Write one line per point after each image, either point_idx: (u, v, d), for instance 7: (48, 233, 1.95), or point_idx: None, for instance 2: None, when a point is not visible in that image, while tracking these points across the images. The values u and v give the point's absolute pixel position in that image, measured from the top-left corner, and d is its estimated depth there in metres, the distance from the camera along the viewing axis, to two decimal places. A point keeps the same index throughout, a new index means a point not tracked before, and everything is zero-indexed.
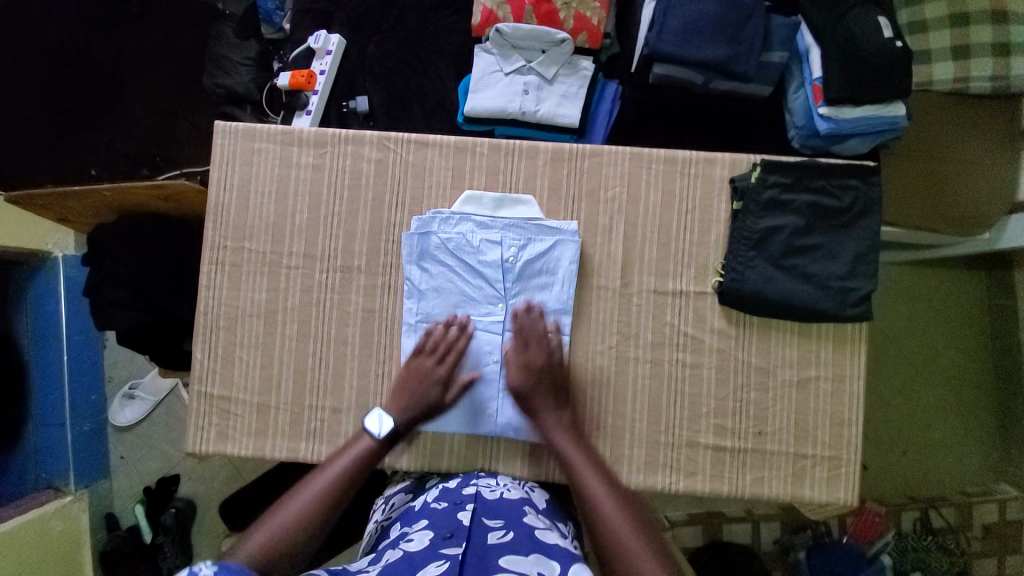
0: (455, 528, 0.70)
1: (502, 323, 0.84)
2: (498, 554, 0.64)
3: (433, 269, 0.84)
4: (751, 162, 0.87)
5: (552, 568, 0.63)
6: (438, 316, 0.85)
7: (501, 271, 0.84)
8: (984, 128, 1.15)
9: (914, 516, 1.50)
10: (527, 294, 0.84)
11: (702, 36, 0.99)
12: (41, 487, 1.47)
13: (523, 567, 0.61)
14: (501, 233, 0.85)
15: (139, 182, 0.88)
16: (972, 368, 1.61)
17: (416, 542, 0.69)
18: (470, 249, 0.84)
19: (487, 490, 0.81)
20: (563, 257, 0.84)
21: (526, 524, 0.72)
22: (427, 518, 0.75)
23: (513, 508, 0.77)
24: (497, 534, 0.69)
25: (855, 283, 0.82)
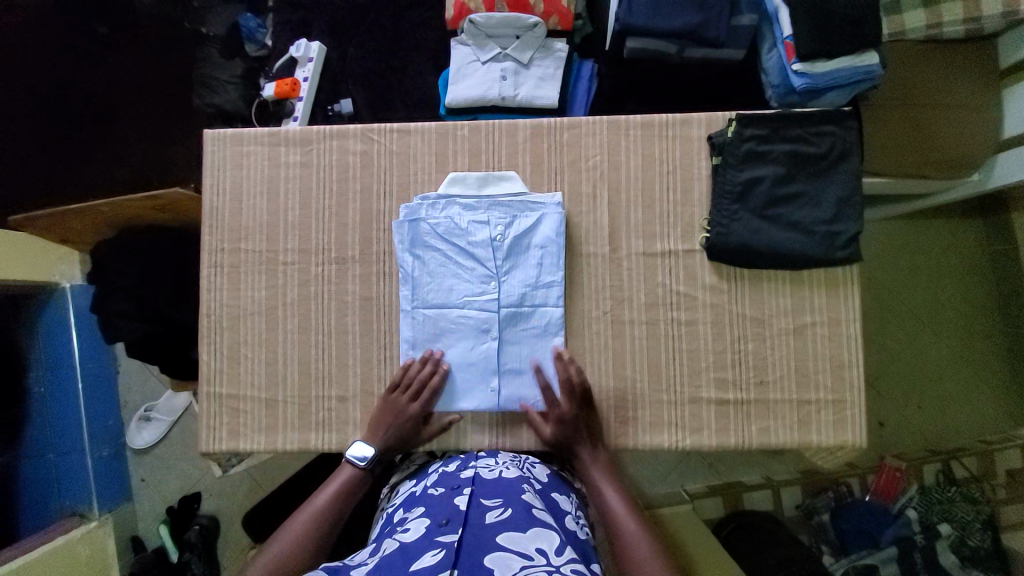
0: (452, 514, 0.71)
1: (497, 301, 0.84)
2: (495, 534, 0.66)
3: (425, 255, 0.85)
4: (726, 119, 0.88)
5: (551, 541, 0.65)
6: (432, 300, 0.85)
7: (489, 248, 0.84)
8: (961, 70, 1.11)
9: (936, 468, 1.43)
10: (519, 268, 0.85)
11: (669, 6, 1.01)
12: (65, 514, 1.45)
13: (521, 547, 0.64)
14: (485, 213, 0.86)
15: (135, 195, 0.93)
16: (978, 316, 1.53)
17: (414, 531, 0.70)
18: (458, 232, 0.85)
19: (486, 470, 0.81)
20: (547, 230, 0.85)
21: (524, 500, 0.73)
22: (425, 505, 0.76)
23: (511, 484, 0.77)
24: (495, 512, 0.71)
25: (842, 225, 0.82)
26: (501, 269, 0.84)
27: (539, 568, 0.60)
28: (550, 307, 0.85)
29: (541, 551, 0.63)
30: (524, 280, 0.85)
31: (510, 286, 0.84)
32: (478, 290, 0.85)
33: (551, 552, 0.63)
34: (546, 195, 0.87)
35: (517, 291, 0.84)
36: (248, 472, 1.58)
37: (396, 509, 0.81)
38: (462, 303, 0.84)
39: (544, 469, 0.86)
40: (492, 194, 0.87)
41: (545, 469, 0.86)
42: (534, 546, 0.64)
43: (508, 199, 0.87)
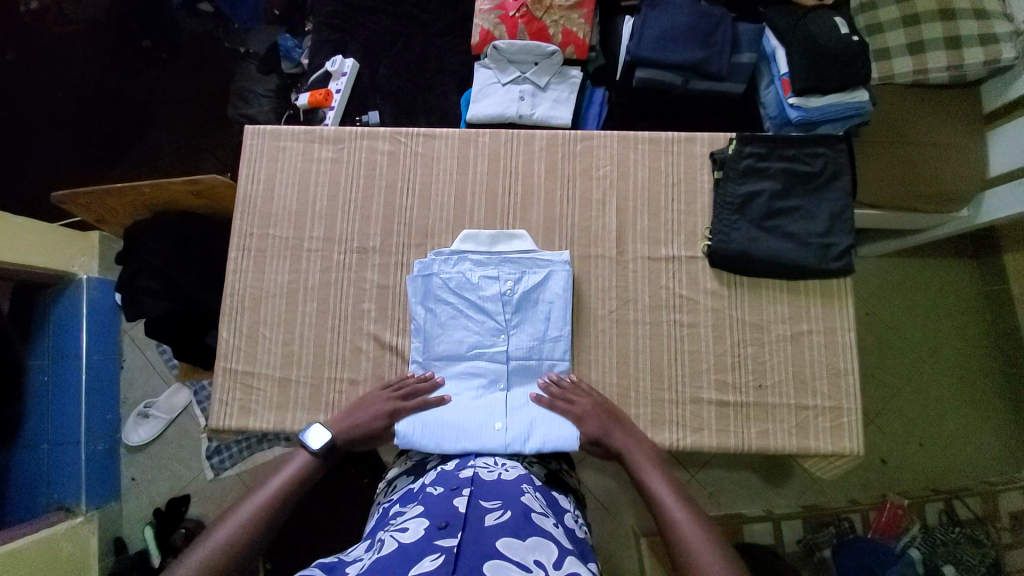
0: (451, 517, 0.67)
1: (506, 353, 0.87)
2: (496, 539, 0.63)
3: (437, 309, 0.88)
4: (728, 139, 0.95)
5: (550, 553, 0.63)
6: (442, 352, 0.87)
7: (501, 298, 0.88)
8: (945, 115, 1.20)
9: (938, 507, 1.38)
10: (526, 322, 0.88)
11: (677, 41, 1.11)
12: (52, 508, 1.38)
13: (522, 557, 0.61)
14: (501, 265, 0.90)
15: (176, 179, 1.01)
16: (976, 356, 1.53)
17: (410, 532, 0.66)
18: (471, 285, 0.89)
19: (484, 470, 0.77)
20: (555, 287, 0.89)
21: (524, 505, 0.71)
22: (422, 505, 0.73)
23: (511, 487, 0.74)
24: (495, 516, 0.67)
25: (835, 239, 0.88)
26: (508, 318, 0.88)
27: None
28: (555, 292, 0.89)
29: (540, 564, 0.60)
30: (532, 333, 0.88)
31: (518, 339, 0.87)
32: (488, 343, 0.87)
33: (550, 566, 0.61)
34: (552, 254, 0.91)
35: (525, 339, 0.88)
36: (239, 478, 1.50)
37: (391, 507, 0.77)
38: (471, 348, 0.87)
39: (542, 470, 0.83)
40: (501, 249, 0.91)
41: (543, 469, 0.85)
42: (534, 558, 0.61)
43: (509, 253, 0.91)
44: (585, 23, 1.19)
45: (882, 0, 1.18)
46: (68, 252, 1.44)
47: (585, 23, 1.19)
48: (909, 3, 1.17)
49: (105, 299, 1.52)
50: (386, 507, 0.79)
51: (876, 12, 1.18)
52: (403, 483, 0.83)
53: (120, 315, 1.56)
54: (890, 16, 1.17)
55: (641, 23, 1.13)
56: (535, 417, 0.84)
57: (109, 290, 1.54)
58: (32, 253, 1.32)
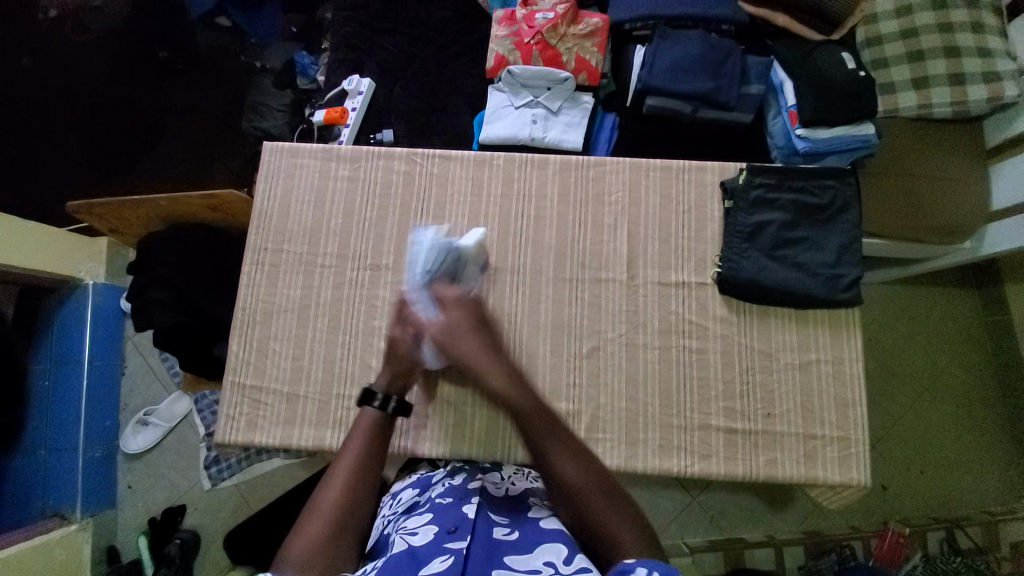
0: (461, 522, 0.68)
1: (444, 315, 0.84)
2: (504, 552, 0.65)
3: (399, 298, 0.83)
4: (738, 168, 0.97)
5: (559, 553, 0.64)
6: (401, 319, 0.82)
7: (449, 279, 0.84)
8: (947, 148, 1.22)
9: (939, 536, 1.36)
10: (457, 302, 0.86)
11: (688, 71, 1.13)
12: (47, 515, 1.37)
13: (530, 564, 0.63)
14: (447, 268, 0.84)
15: (194, 192, 1.03)
16: (978, 385, 1.53)
17: (421, 535, 0.67)
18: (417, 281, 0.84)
19: (493, 485, 0.81)
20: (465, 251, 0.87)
21: (531, 516, 0.72)
22: (429, 512, 0.72)
23: (518, 502, 0.77)
24: (503, 531, 0.69)
25: (843, 270, 0.89)
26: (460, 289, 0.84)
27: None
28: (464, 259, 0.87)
29: (550, 564, 0.62)
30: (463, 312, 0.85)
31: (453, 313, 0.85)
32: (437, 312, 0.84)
33: (560, 564, 0.62)
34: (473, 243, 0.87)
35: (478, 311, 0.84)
36: (235, 490, 1.47)
37: (398, 517, 0.76)
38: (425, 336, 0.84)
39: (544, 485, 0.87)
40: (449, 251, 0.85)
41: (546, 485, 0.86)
42: (543, 559, 0.63)
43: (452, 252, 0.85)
44: (598, 50, 1.22)
45: (886, 36, 1.22)
46: (75, 258, 1.45)
47: (598, 51, 1.22)
48: (913, 40, 1.20)
49: (110, 306, 1.52)
50: (393, 519, 0.76)
51: (883, 48, 1.22)
52: (408, 497, 0.82)
53: (125, 322, 1.56)
54: (895, 52, 1.21)
55: (653, 53, 1.16)
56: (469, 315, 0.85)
57: (114, 295, 1.54)
58: (40, 257, 1.33)
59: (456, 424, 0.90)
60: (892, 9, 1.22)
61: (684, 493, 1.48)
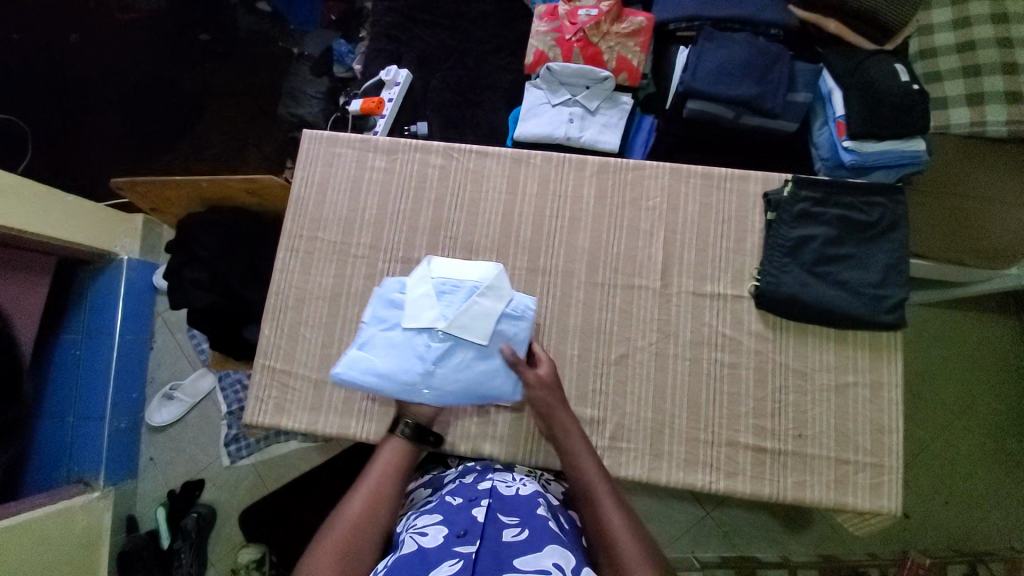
0: (470, 525, 0.68)
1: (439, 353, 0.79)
2: (513, 554, 0.63)
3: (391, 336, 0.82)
4: (783, 179, 0.94)
5: (568, 560, 0.62)
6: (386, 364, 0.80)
7: (437, 303, 0.80)
8: (1002, 169, 1.16)
9: (963, 570, 1.31)
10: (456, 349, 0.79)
11: (733, 76, 1.10)
12: (71, 481, 1.39)
13: (538, 564, 0.60)
14: (437, 294, 0.82)
15: (233, 175, 1.04)
16: (1013, 417, 1.47)
17: (430, 538, 0.66)
18: (407, 317, 0.81)
19: (504, 485, 0.78)
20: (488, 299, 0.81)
21: (541, 518, 0.70)
22: (439, 512, 0.72)
23: (528, 501, 0.73)
24: (512, 531, 0.67)
25: (888, 291, 0.86)
26: (450, 315, 0.79)
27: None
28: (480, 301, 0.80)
29: (558, 567, 0.60)
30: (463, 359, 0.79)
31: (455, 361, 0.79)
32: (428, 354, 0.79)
33: (568, 571, 0.61)
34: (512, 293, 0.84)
35: (487, 333, 0.79)
36: (253, 469, 1.50)
37: (408, 516, 0.77)
38: (426, 379, 0.78)
39: (558, 488, 0.88)
40: (441, 276, 0.83)
41: (559, 488, 0.88)
42: (552, 561, 0.61)
43: (441, 278, 0.83)
44: (641, 50, 1.19)
45: (943, 49, 1.17)
46: (111, 232, 1.47)
47: (640, 51, 1.19)
48: (971, 53, 1.14)
49: (142, 282, 1.56)
50: (402, 517, 0.78)
51: (936, 61, 1.17)
52: (421, 495, 0.83)
53: (156, 298, 1.61)
54: (950, 65, 1.15)
55: (697, 54, 1.12)
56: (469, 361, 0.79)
57: (147, 271, 1.58)
58: (76, 231, 1.35)
59: (478, 421, 0.89)
60: (949, 21, 1.17)
61: (698, 507, 1.46)
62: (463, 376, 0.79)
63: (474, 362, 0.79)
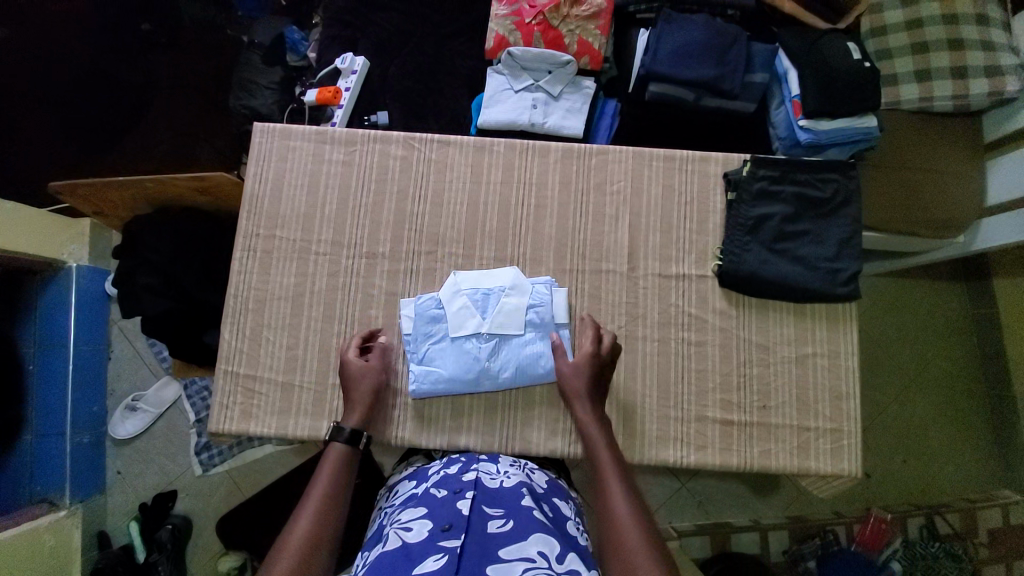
0: (455, 518, 0.66)
1: (489, 351, 0.87)
2: (498, 545, 0.62)
3: (438, 344, 0.88)
4: (742, 159, 0.96)
5: (552, 546, 0.62)
6: (443, 369, 0.87)
7: (477, 311, 0.88)
8: (947, 142, 1.21)
9: (919, 522, 1.40)
10: (504, 344, 0.88)
11: (692, 59, 1.10)
12: (34, 501, 1.34)
13: (523, 554, 0.60)
14: (475, 304, 0.89)
15: (183, 175, 1.00)
16: (961, 377, 1.56)
17: (415, 532, 0.65)
18: (453, 328, 0.88)
19: (487, 477, 0.78)
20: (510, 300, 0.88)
21: (525, 508, 0.69)
22: (423, 507, 0.71)
23: (513, 493, 0.73)
24: (497, 523, 0.66)
25: (843, 264, 0.89)
26: (489, 316, 0.88)
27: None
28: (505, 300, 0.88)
29: (543, 555, 0.60)
30: (511, 353, 0.87)
31: (504, 356, 0.87)
32: (480, 354, 0.87)
33: (552, 558, 0.60)
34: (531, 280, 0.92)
35: (524, 326, 0.88)
36: (228, 475, 1.46)
37: (391, 511, 0.76)
38: (485, 373, 0.87)
39: (542, 476, 0.84)
40: (472, 287, 0.90)
41: (544, 475, 0.85)
42: (536, 549, 0.61)
43: (472, 289, 0.90)
44: (601, 33, 1.19)
45: (891, 26, 1.20)
46: (57, 241, 1.40)
47: (601, 34, 1.18)
48: (917, 31, 1.18)
49: (95, 289, 1.48)
50: (386, 511, 0.77)
51: (886, 38, 1.20)
52: (405, 487, 0.82)
53: (111, 305, 1.51)
54: (899, 42, 1.19)
55: (656, 37, 1.13)
56: (519, 353, 0.87)
57: (99, 278, 1.48)
58: (19, 237, 1.28)
59: (453, 410, 0.89)
60: None
61: (673, 480, 1.50)
62: (516, 364, 0.87)
63: (526, 346, 0.88)
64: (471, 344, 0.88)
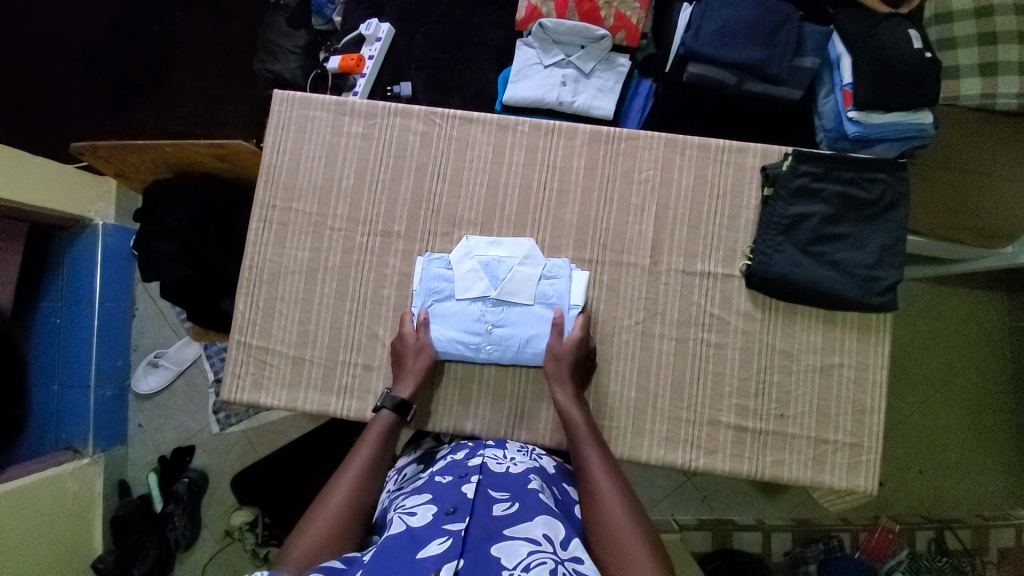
0: (459, 502, 0.64)
1: (495, 316, 0.86)
2: (503, 525, 0.60)
3: (446, 305, 0.87)
4: (782, 153, 0.89)
5: (557, 531, 0.60)
6: (444, 331, 0.86)
7: (486, 276, 0.86)
8: (1009, 143, 1.10)
9: (929, 535, 1.36)
10: (512, 313, 0.86)
11: (737, 38, 1.02)
12: (60, 447, 1.41)
13: (527, 534, 0.59)
14: (483, 268, 0.87)
15: (201, 141, 1.00)
16: (992, 392, 1.49)
17: (420, 517, 0.63)
18: (459, 289, 0.87)
19: (494, 462, 0.74)
20: (518, 270, 0.86)
21: (532, 492, 0.67)
22: (428, 492, 0.69)
23: (518, 478, 0.70)
24: (502, 506, 0.64)
25: (881, 272, 0.83)
26: (499, 285, 0.86)
27: (545, 557, 0.55)
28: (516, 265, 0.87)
29: (548, 538, 0.58)
30: (519, 321, 0.86)
31: (510, 324, 0.86)
32: (485, 318, 0.86)
33: (557, 544, 0.58)
34: (546, 259, 0.89)
35: (534, 295, 0.86)
36: (243, 435, 1.50)
37: (397, 495, 0.74)
38: (487, 338, 0.86)
39: (551, 462, 0.81)
40: (483, 253, 0.88)
41: (553, 460, 0.82)
42: (542, 531, 0.59)
43: (484, 257, 0.88)
44: (641, 7, 1.10)
45: (957, 14, 1.09)
46: (86, 196, 1.40)
47: (640, 7, 1.10)
48: (990, 18, 1.07)
49: (121, 247, 1.49)
50: (392, 496, 0.76)
51: (951, 26, 1.09)
52: (413, 472, 0.81)
53: (134, 264, 1.53)
54: (964, 33, 1.08)
55: (701, 13, 1.03)
56: (528, 321, 0.86)
57: (124, 237, 1.50)
58: (51, 195, 1.29)
59: (461, 385, 0.88)
60: None
61: (678, 474, 1.47)
62: (522, 332, 0.85)
63: (533, 323, 0.86)
64: (479, 306, 0.86)
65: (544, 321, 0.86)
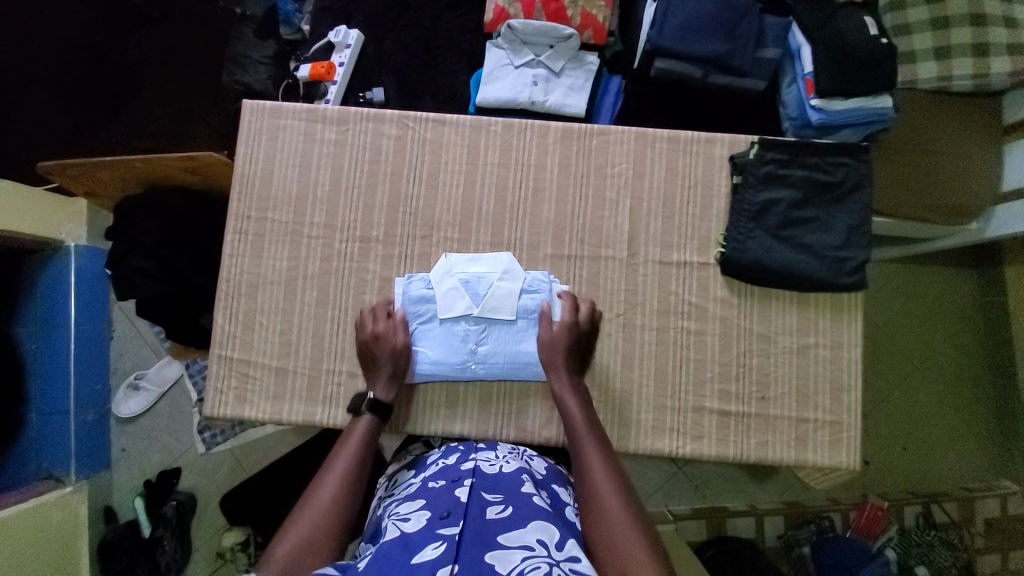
0: (452, 507, 0.64)
1: (478, 333, 0.86)
2: (497, 530, 0.60)
3: (429, 328, 0.87)
4: (749, 142, 0.92)
5: (552, 534, 0.59)
6: (430, 353, 0.86)
7: (467, 294, 0.86)
8: (965, 123, 1.15)
9: (916, 509, 1.40)
10: (495, 328, 0.86)
11: (700, 33, 1.04)
12: (41, 477, 1.36)
13: (522, 540, 0.58)
14: (465, 287, 0.87)
15: (172, 155, 0.99)
16: (967, 365, 1.53)
17: (413, 522, 0.63)
18: (441, 310, 0.86)
19: (486, 464, 0.75)
20: (501, 285, 0.87)
21: (526, 494, 0.67)
22: (421, 498, 0.68)
23: (512, 479, 0.71)
24: (496, 508, 0.63)
25: (849, 253, 0.86)
26: (480, 302, 0.86)
27: (540, 562, 0.55)
28: (499, 281, 0.87)
29: (542, 543, 0.58)
30: (502, 336, 0.86)
31: (493, 340, 0.86)
32: (469, 337, 0.86)
33: (552, 546, 0.57)
34: (525, 273, 0.89)
35: (516, 309, 0.86)
36: (230, 454, 1.47)
37: (390, 501, 0.73)
38: (473, 357, 0.86)
39: (541, 462, 0.81)
40: (463, 270, 0.88)
41: (544, 461, 0.82)
42: (536, 536, 0.58)
43: (465, 274, 0.88)
44: (606, 6, 1.13)
45: (912, 0, 1.13)
46: (55, 218, 1.38)
47: (605, 6, 1.13)
48: (939, 5, 1.12)
49: (95, 268, 1.46)
50: (385, 502, 0.76)
51: (906, 12, 1.13)
52: (405, 477, 0.81)
53: (109, 285, 1.49)
54: (919, 16, 1.12)
55: (664, 8, 1.06)
56: (511, 335, 0.86)
57: (98, 257, 1.46)
58: (18, 218, 1.27)
59: (448, 389, 0.88)
60: None
61: (670, 464, 1.49)
62: (507, 347, 0.86)
63: (515, 330, 0.86)
64: (460, 325, 0.87)
65: (525, 330, 0.86)
